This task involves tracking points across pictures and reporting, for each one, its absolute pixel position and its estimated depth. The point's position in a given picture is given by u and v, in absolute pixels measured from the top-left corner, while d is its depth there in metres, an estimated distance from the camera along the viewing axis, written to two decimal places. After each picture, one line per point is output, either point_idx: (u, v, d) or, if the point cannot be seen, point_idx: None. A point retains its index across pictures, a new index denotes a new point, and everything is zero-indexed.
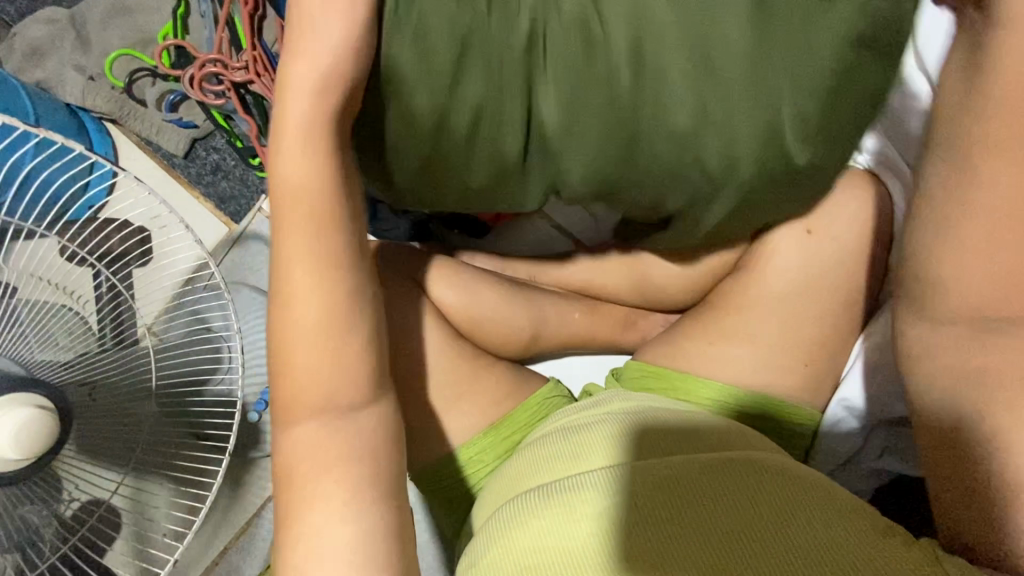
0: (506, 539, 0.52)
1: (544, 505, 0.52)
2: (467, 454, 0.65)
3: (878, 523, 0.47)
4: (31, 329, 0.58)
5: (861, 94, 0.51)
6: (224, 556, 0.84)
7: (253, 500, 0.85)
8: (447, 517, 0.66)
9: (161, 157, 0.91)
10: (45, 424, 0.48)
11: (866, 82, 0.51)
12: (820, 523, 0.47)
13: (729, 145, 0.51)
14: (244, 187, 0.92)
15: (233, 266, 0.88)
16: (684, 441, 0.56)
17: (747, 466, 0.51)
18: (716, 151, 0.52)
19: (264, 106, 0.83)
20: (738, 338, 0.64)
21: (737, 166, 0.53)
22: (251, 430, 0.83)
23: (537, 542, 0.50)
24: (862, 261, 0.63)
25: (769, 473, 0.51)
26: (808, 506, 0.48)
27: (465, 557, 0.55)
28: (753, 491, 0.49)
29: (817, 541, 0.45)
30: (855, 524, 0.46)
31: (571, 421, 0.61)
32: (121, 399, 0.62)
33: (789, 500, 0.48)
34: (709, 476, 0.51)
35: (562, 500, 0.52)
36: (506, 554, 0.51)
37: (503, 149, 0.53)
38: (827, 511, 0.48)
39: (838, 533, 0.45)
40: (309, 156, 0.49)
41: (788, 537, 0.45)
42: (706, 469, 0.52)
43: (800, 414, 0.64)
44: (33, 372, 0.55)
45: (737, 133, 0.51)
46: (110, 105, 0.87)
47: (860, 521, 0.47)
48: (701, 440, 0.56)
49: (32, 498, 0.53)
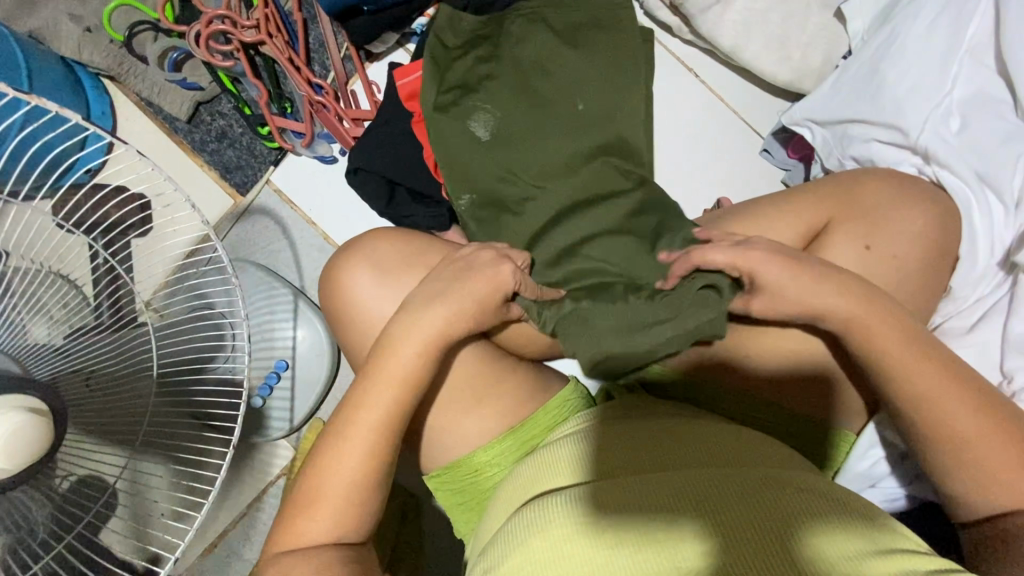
0: (510, 545, 0.49)
1: (562, 513, 0.49)
2: (483, 457, 0.62)
3: (928, 561, 0.43)
4: (22, 302, 0.54)
5: (484, 99, 0.72)
6: (223, 539, 0.82)
7: (256, 483, 0.83)
8: (459, 519, 0.64)
9: (163, 119, 0.84)
10: (35, 427, 0.45)
11: (499, 102, 0.72)
12: (842, 538, 0.43)
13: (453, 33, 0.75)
14: (251, 155, 0.85)
15: (239, 240, 0.83)
16: (700, 449, 0.53)
17: (783, 485, 0.48)
18: (450, 52, 0.74)
19: (275, 70, 0.81)
20: (780, 356, 0.60)
21: (463, 34, 0.75)
22: (255, 414, 0.79)
23: (555, 553, 0.46)
24: (926, 282, 0.57)
25: (798, 488, 0.48)
26: (830, 519, 0.45)
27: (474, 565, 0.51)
28: (789, 511, 0.45)
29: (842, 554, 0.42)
30: (884, 544, 0.43)
31: (580, 427, 0.58)
32: (119, 385, 0.58)
33: (830, 523, 0.44)
34: (743, 492, 0.47)
35: (572, 507, 0.49)
36: (522, 565, 0.46)
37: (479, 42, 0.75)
38: (855, 530, 0.44)
39: (866, 550, 0.42)
40: (382, 392, 0.53)
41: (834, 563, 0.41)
42: (737, 484, 0.48)
43: (832, 433, 0.61)
44: (24, 361, 0.51)
45: (456, 33, 0.75)
46: (109, 60, 0.80)
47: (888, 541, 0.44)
48: (723, 450, 0.53)
49: (20, 480, 0.48)
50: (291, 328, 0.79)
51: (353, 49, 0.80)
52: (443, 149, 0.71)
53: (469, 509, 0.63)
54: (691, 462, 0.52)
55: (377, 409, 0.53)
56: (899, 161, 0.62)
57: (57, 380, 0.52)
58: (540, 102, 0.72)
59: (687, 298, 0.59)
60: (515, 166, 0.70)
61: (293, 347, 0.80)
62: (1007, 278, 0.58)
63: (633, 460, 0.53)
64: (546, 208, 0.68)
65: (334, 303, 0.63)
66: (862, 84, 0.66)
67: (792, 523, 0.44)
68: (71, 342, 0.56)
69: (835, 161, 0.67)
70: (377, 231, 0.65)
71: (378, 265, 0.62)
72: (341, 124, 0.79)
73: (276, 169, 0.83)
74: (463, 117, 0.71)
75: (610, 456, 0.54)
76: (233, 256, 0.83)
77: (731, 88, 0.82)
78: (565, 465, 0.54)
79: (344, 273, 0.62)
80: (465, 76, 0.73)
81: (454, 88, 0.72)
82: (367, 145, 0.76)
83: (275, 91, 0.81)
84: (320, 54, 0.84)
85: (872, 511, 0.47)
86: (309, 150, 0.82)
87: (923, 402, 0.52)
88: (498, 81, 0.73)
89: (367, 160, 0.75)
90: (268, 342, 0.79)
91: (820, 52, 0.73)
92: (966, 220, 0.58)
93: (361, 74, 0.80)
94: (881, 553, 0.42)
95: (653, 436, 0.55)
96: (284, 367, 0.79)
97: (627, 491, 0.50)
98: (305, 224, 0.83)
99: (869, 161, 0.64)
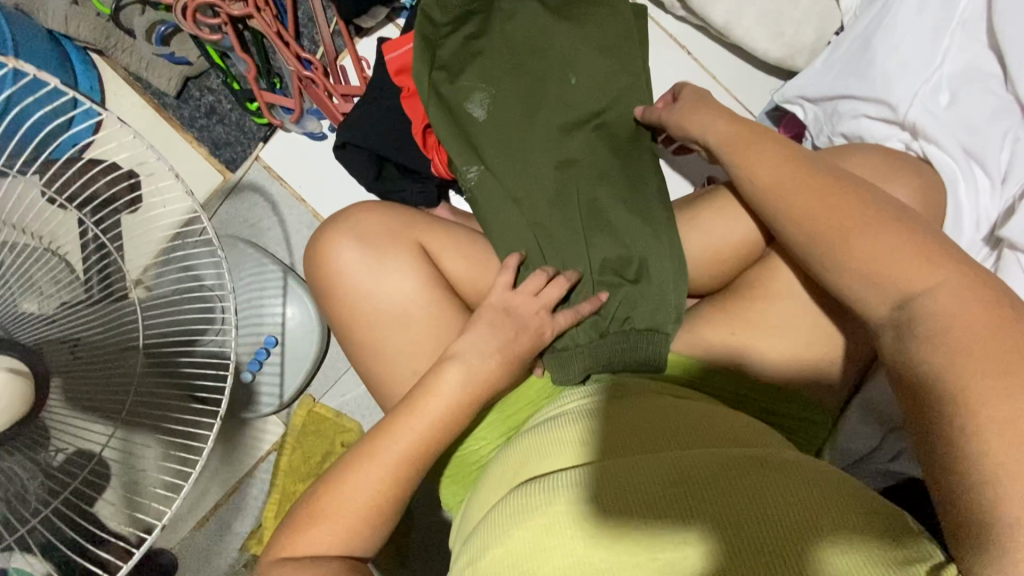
0: (492, 527, 0.49)
1: (542, 503, 0.47)
2: (470, 430, 0.63)
3: (911, 532, 0.42)
4: (14, 278, 0.54)
5: (475, 75, 0.71)
6: (216, 512, 0.83)
7: (248, 458, 0.84)
8: (446, 492, 0.65)
9: (152, 96, 0.84)
10: (17, 390, 0.46)
11: (492, 79, 0.71)
12: (822, 516, 0.43)
13: (441, 9, 0.73)
14: (241, 131, 0.84)
15: (228, 217, 0.83)
16: (682, 432, 0.52)
17: (757, 462, 0.47)
18: (440, 31, 0.72)
19: (264, 45, 0.80)
20: (762, 330, 0.61)
21: (452, 10, 0.73)
22: (246, 390, 0.80)
23: (537, 547, 0.45)
24: None
25: (779, 467, 0.47)
26: (814, 496, 0.44)
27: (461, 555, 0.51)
28: (763, 491, 0.44)
29: (822, 535, 0.41)
30: (868, 520, 0.43)
31: (563, 408, 0.57)
32: (107, 354, 0.58)
33: (803, 500, 0.44)
34: (721, 475, 0.46)
35: (553, 491, 0.48)
36: (504, 560, 0.46)
37: (468, 18, 0.73)
38: (838, 509, 0.43)
39: (847, 532, 0.42)
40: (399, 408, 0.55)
41: (812, 546, 0.41)
42: (714, 465, 0.47)
43: (816, 412, 0.61)
44: (9, 328, 0.51)
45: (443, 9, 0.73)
46: (96, 34, 0.79)
47: (872, 518, 0.43)
48: (706, 433, 0.52)
49: (15, 451, 0.49)
50: (280, 305, 0.79)
51: (342, 24, 0.79)
52: (439, 126, 0.70)
53: (457, 482, 0.64)
54: (667, 444, 0.51)
55: (389, 416, 0.55)
56: (888, 137, 0.62)
57: (42, 345, 0.52)
58: (536, 76, 0.71)
59: (668, 274, 0.63)
60: (504, 139, 0.69)
61: (282, 324, 0.80)
62: (992, 253, 0.58)
63: (608, 444, 0.52)
64: (542, 182, 0.68)
65: (320, 274, 0.63)
66: (851, 62, 0.65)
67: (771, 504, 0.43)
68: (61, 311, 0.56)
69: (824, 138, 0.66)
70: (363, 205, 0.65)
71: (363, 240, 0.62)
72: (330, 100, 0.79)
73: (265, 145, 0.83)
74: (457, 92, 0.70)
75: (583, 439, 0.53)
76: (222, 232, 0.83)
77: (723, 66, 0.81)
78: (546, 447, 0.53)
79: (330, 247, 0.62)
80: (456, 54, 0.72)
81: (446, 65, 0.71)
82: (356, 120, 0.75)
83: (263, 66, 0.80)
84: (308, 29, 0.84)
85: (856, 490, 0.46)
86: (298, 127, 0.81)
87: None
88: (490, 55, 0.72)
89: (356, 136, 0.74)
90: (256, 320, 0.79)
91: (812, 29, 0.72)
92: (951, 193, 0.58)
93: (350, 50, 0.79)
94: (855, 527, 0.42)
95: (636, 418, 0.54)
96: (274, 343, 0.79)
97: (605, 477, 0.48)
98: (295, 201, 0.83)
99: (859, 138, 0.63)
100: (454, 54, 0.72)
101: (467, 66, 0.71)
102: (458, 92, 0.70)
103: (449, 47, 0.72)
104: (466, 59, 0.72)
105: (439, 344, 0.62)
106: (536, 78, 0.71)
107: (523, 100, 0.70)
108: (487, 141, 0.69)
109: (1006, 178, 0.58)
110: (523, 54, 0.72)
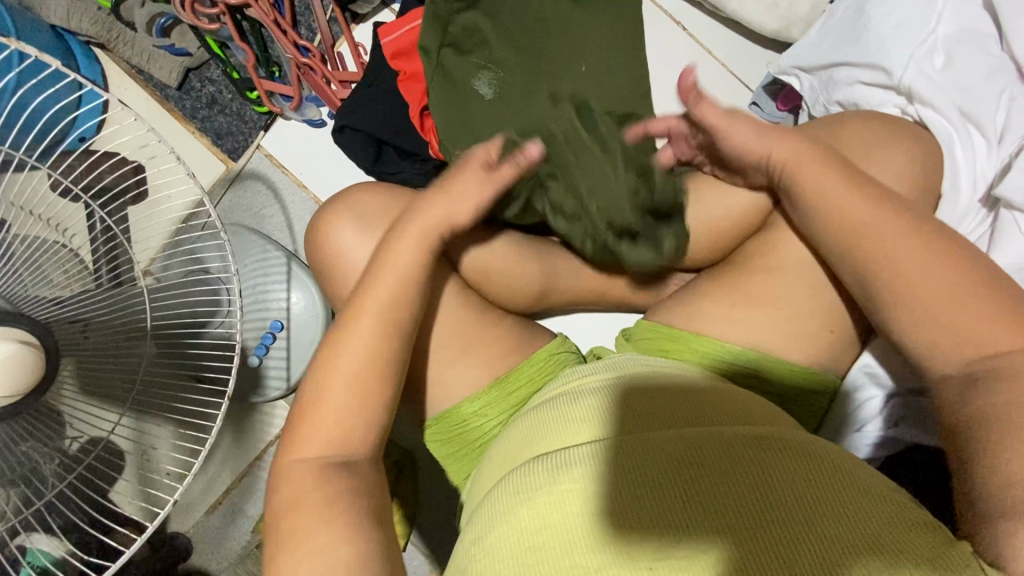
0: (497, 503, 0.50)
1: (543, 486, 0.48)
2: (472, 408, 0.63)
3: (909, 511, 0.43)
4: (23, 264, 0.55)
5: (481, 56, 0.71)
6: (228, 496, 0.84)
7: (256, 443, 0.86)
8: (451, 470, 0.65)
9: (154, 87, 0.85)
10: (25, 360, 0.47)
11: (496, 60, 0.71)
12: (823, 497, 0.44)
13: None
14: (242, 120, 0.86)
15: (232, 206, 0.84)
16: (685, 411, 0.52)
17: (760, 444, 0.47)
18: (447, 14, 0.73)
19: (262, 34, 0.81)
20: (761, 300, 0.61)
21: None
22: (253, 376, 0.81)
23: (537, 531, 0.46)
24: None
25: (782, 445, 0.47)
26: (815, 477, 0.45)
27: (467, 529, 0.52)
28: (765, 471, 0.45)
29: (821, 516, 0.42)
30: (867, 500, 0.43)
31: (567, 386, 0.58)
32: (116, 338, 0.58)
33: (802, 480, 0.44)
34: (725, 457, 0.46)
35: (557, 469, 0.49)
36: (506, 540, 0.47)
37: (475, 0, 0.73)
38: (838, 487, 0.44)
39: (846, 515, 0.42)
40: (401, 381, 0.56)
41: (810, 533, 0.41)
42: (714, 448, 0.47)
43: (817, 380, 0.61)
44: (19, 308, 0.52)
45: None
46: (97, 27, 0.81)
47: (872, 497, 0.44)
48: (709, 412, 0.52)
49: (30, 435, 0.50)
50: (285, 291, 0.81)
51: (338, 11, 0.80)
52: (442, 108, 0.71)
53: (461, 459, 0.64)
54: (668, 425, 0.51)
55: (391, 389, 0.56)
56: (883, 102, 0.62)
57: (52, 324, 0.52)
58: (539, 53, 0.71)
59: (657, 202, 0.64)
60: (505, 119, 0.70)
61: (288, 310, 0.81)
62: (989, 215, 0.58)
63: (611, 424, 0.52)
64: None
65: (322, 253, 0.64)
66: (841, 30, 0.66)
67: (771, 485, 0.44)
68: (70, 295, 0.56)
69: (820, 107, 0.66)
70: (362, 185, 0.66)
71: (361, 218, 0.63)
72: (328, 87, 0.80)
73: (266, 133, 0.84)
74: (460, 73, 0.71)
75: (586, 417, 0.53)
76: (227, 219, 0.84)
77: (719, 40, 0.81)
78: (551, 426, 0.54)
79: (330, 227, 0.63)
80: (463, 37, 0.72)
81: (453, 47, 0.72)
82: (354, 104, 0.76)
83: (262, 55, 0.81)
84: (305, 17, 0.85)
85: (856, 468, 0.46)
86: (298, 114, 0.82)
87: (900, 336, 0.51)
88: (495, 35, 0.72)
89: (354, 120, 0.75)
90: (262, 306, 0.80)
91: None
92: (947, 156, 0.58)
93: (347, 36, 0.80)
94: (849, 514, 0.42)
95: (641, 396, 0.54)
96: (279, 328, 0.80)
97: (609, 458, 0.48)
98: (296, 188, 0.84)
99: (855, 105, 0.64)
100: (460, 37, 0.72)
101: (470, 49, 0.72)
102: (462, 73, 0.71)
103: (455, 30, 0.72)
104: (470, 42, 0.72)
105: (440, 321, 0.63)
106: (541, 57, 0.71)
107: (534, 75, 0.70)
108: (487, 122, 0.70)
109: (1002, 138, 0.57)
110: (526, 33, 0.72)
